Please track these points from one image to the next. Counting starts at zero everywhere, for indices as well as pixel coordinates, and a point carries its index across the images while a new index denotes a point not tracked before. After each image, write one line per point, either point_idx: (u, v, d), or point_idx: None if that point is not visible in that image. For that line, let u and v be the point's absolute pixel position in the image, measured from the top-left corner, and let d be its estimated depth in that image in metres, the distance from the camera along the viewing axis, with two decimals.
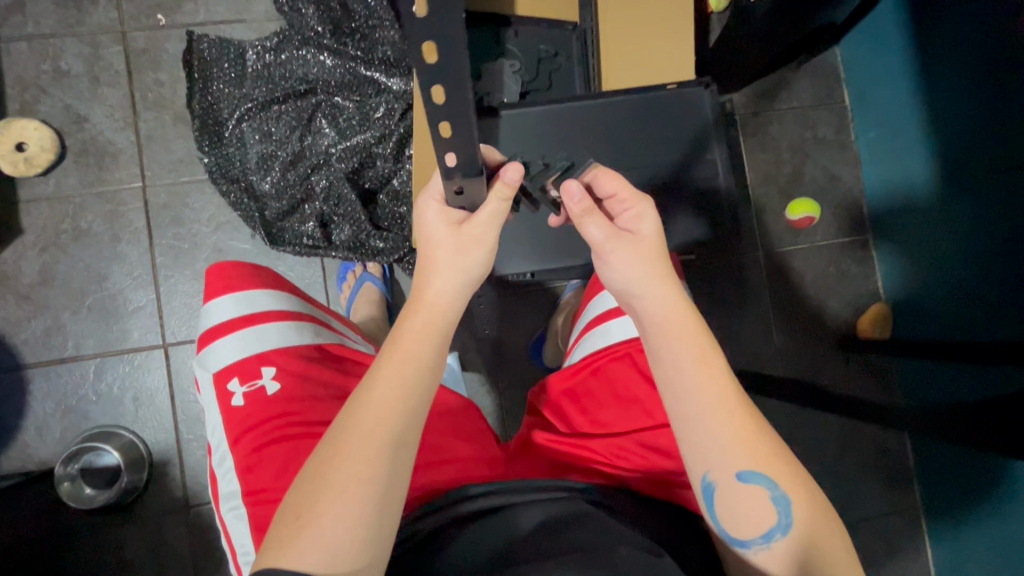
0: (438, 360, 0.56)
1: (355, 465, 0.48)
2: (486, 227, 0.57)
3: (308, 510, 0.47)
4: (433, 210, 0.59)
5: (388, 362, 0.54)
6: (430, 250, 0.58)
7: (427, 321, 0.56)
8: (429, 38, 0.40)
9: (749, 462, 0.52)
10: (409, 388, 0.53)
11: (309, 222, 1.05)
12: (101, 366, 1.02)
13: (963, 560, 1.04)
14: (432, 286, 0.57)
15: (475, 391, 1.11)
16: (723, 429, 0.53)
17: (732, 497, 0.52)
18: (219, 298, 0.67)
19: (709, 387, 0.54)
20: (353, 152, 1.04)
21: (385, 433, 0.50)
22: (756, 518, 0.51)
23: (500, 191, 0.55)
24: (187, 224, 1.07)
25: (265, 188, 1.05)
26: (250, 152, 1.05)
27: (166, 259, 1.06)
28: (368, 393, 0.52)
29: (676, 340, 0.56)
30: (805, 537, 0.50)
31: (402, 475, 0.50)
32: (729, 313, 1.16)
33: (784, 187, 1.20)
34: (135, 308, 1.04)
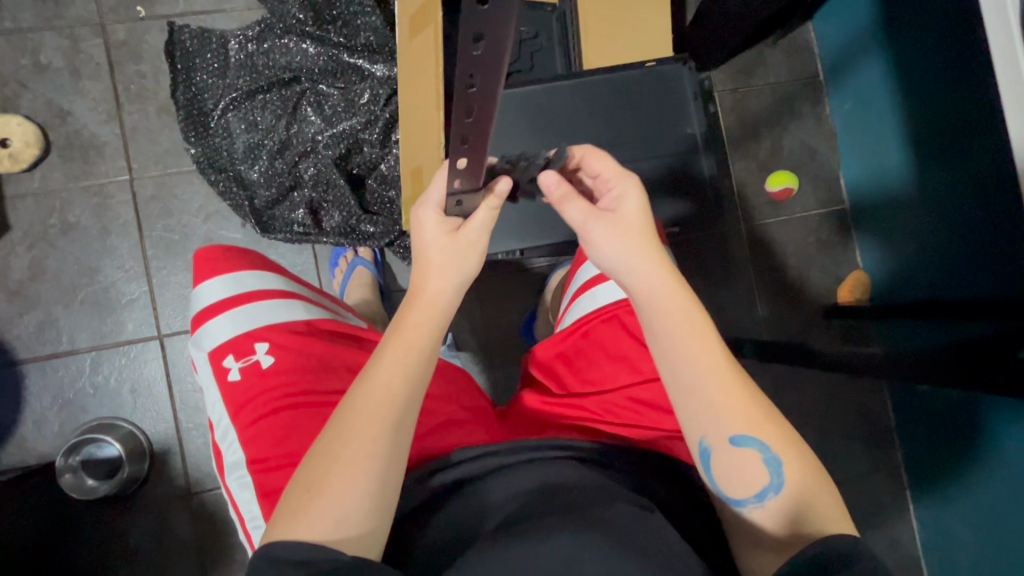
0: (438, 346, 0.59)
1: (363, 444, 0.51)
2: (479, 234, 0.60)
3: (323, 480, 0.50)
4: (431, 220, 0.60)
5: (397, 347, 0.56)
6: (424, 251, 0.60)
7: (433, 314, 0.59)
8: (474, 73, 0.43)
9: (738, 428, 0.55)
10: (412, 374, 0.55)
11: (300, 209, 1.06)
12: (97, 359, 1.03)
13: (946, 512, 1.09)
14: (431, 285, 0.59)
15: (469, 370, 1.13)
16: (712, 397, 0.56)
17: (728, 462, 0.56)
18: (207, 281, 0.69)
19: (698, 360, 0.57)
20: (340, 138, 1.06)
21: (389, 415, 0.53)
22: (750, 479, 0.55)
23: (491, 202, 0.59)
24: (176, 215, 1.07)
25: (254, 177, 1.06)
26: (238, 142, 1.06)
27: (157, 251, 1.06)
28: (374, 377, 0.55)
29: (667, 317, 0.58)
30: (793, 492, 0.54)
31: (404, 454, 0.53)
32: (714, 286, 1.20)
33: (763, 161, 1.23)
34: (127, 301, 1.04)
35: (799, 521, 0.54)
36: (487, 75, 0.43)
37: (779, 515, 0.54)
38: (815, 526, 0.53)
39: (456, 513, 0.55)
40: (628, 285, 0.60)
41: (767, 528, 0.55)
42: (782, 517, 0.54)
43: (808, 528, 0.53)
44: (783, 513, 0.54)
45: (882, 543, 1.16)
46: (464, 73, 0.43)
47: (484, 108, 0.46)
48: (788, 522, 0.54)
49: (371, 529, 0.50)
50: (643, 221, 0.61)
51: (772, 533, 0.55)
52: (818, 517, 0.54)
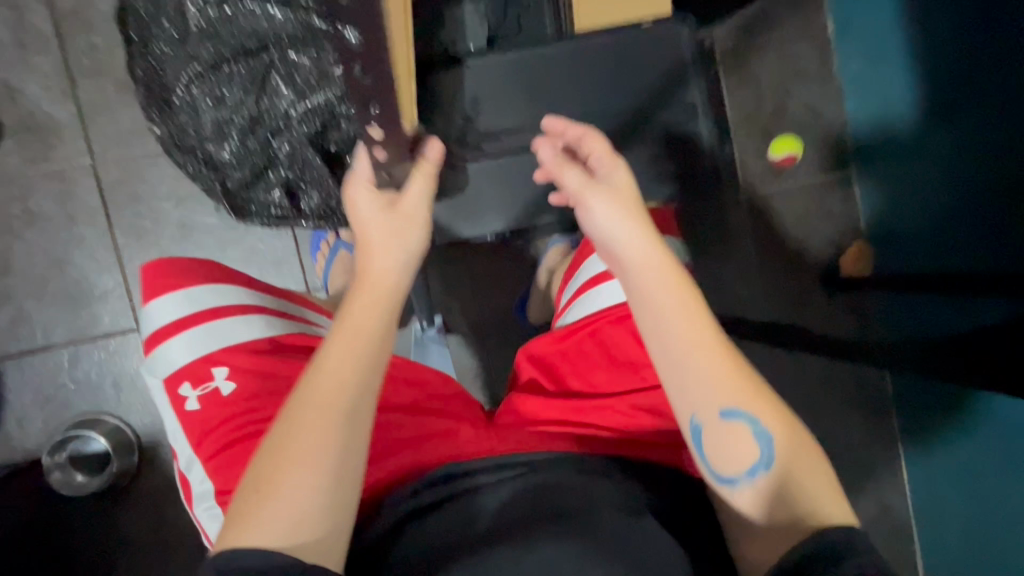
0: (390, 327, 0.55)
1: (312, 444, 0.49)
2: (419, 203, 0.60)
3: (268, 485, 0.48)
4: (362, 195, 0.59)
5: (335, 340, 0.53)
6: (364, 231, 0.58)
7: (376, 297, 0.55)
8: (357, 36, 0.48)
9: (722, 402, 0.53)
10: (361, 363, 0.52)
11: (276, 191, 1.00)
12: (76, 354, 0.99)
13: (939, 483, 1.10)
14: (375, 265, 0.56)
15: (462, 355, 1.10)
16: (696, 372, 0.53)
17: (718, 438, 0.53)
18: (157, 300, 0.63)
19: (690, 333, 0.53)
20: (315, 113, 0.98)
21: (337, 410, 0.50)
22: (741, 456, 0.53)
23: (423, 167, 0.61)
24: (145, 201, 1.01)
25: (225, 157, 1.00)
26: (205, 119, 0.99)
27: (128, 239, 1.01)
28: (313, 372, 0.51)
29: (661, 291, 0.54)
30: (780, 475, 0.52)
31: (359, 450, 0.51)
32: (712, 261, 1.16)
33: (766, 126, 1.16)
34: (101, 294, 1.00)
35: (790, 509, 0.52)
36: (365, 25, 0.46)
37: (768, 499, 0.53)
38: (808, 504, 0.52)
39: (444, 526, 0.53)
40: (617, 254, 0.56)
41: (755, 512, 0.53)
42: (770, 501, 0.52)
43: (796, 519, 0.52)
44: (772, 496, 0.52)
45: (876, 512, 1.18)
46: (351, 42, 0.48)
47: (372, 62, 0.50)
48: (777, 505, 0.52)
49: (328, 536, 0.49)
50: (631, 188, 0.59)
51: (763, 519, 0.53)
52: (815, 503, 0.52)
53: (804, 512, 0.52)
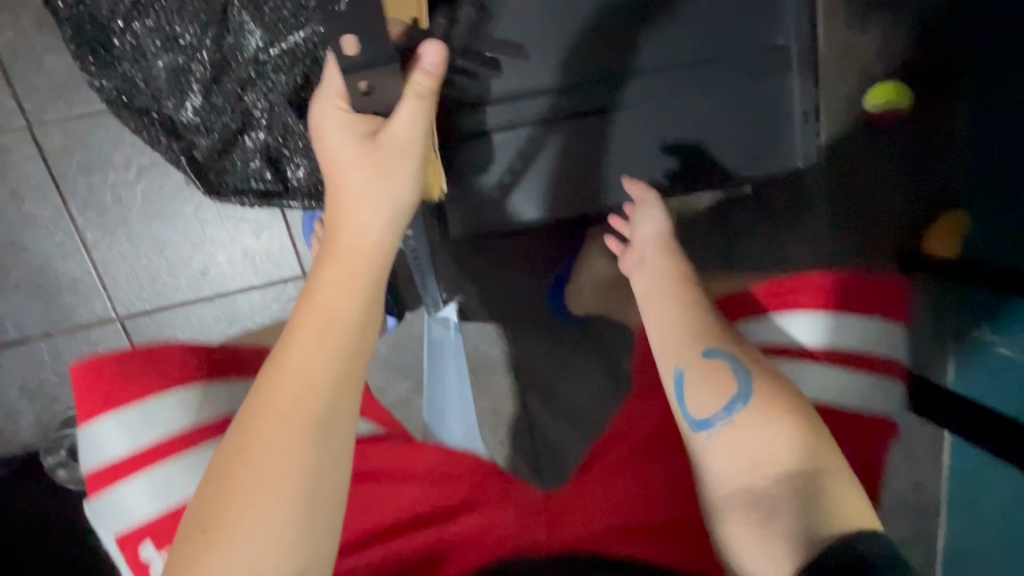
0: (367, 302, 0.51)
1: (272, 451, 0.44)
2: (405, 136, 0.53)
3: (223, 499, 0.43)
4: (335, 119, 0.54)
5: (303, 318, 0.49)
6: (340, 172, 0.53)
7: (347, 267, 0.51)
8: None
9: (697, 371, 0.59)
10: (329, 356, 0.48)
11: (254, 160, 0.83)
12: (55, 347, 0.90)
13: (957, 516, 0.93)
14: (345, 231, 0.52)
15: (482, 341, 1.00)
16: (667, 345, 0.61)
17: (700, 373, 0.59)
18: (99, 425, 0.59)
19: (672, 298, 0.64)
20: (293, 58, 0.80)
21: (303, 409, 0.46)
22: (716, 393, 0.57)
23: (417, 84, 0.52)
24: (100, 171, 0.84)
25: (188, 117, 0.81)
26: (157, 66, 0.79)
27: (89, 218, 0.85)
28: (280, 357, 0.48)
29: (665, 283, 0.66)
30: (778, 453, 0.53)
31: (328, 451, 0.46)
32: (775, 240, 0.98)
33: (864, 65, 0.93)
34: (71, 281, 0.87)
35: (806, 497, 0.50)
36: None
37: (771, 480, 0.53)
38: (806, 479, 0.51)
39: None
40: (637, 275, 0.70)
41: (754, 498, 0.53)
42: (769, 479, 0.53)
43: (823, 534, 0.47)
44: (772, 475, 0.53)
45: None
46: None
47: None
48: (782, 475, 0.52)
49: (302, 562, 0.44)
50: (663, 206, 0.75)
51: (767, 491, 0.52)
52: (831, 496, 0.50)
53: (825, 516, 0.48)
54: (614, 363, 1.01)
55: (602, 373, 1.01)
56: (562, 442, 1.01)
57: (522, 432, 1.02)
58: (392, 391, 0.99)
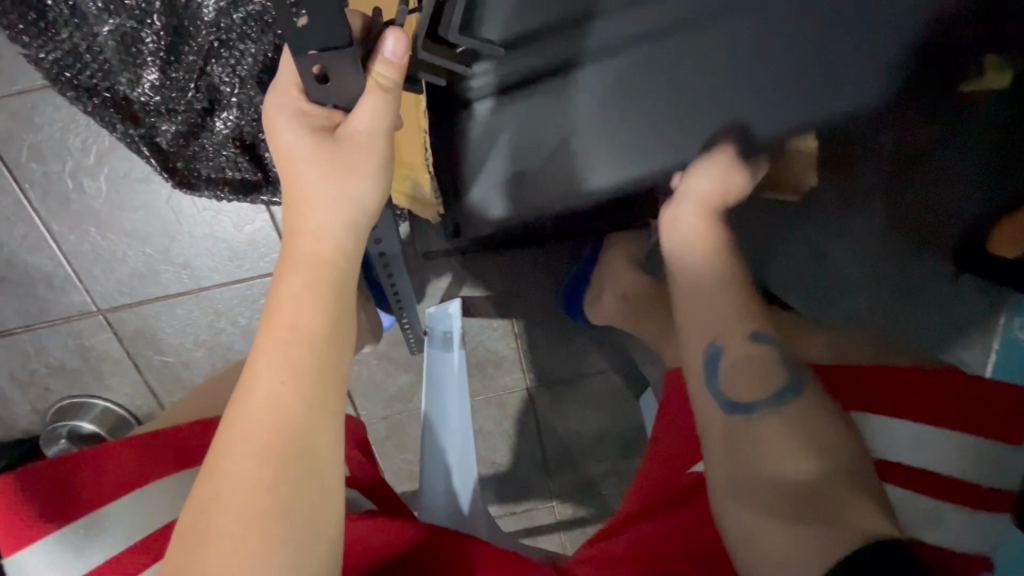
0: (339, 312, 0.42)
1: (248, 498, 0.35)
2: (371, 134, 0.43)
3: (197, 561, 0.34)
4: (290, 116, 0.43)
5: (267, 337, 0.40)
6: (296, 175, 0.43)
7: (313, 274, 0.42)
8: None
9: (738, 348, 0.49)
10: (305, 375, 0.39)
11: (226, 147, 0.72)
12: (39, 339, 0.85)
13: None
14: (308, 231, 0.42)
15: (487, 336, 0.95)
16: (713, 310, 0.52)
17: (733, 361, 0.49)
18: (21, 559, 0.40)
19: (712, 268, 0.55)
20: (261, 23, 0.66)
21: (282, 444, 0.37)
22: (752, 383, 0.47)
23: (381, 76, 0.41)
24: (55, 156, 0.74)
25: (144, 97, 0.69)
26: (100, 34, 0.66)
27: (50, 208, 0.77)
28: (248, 384, 0.39)
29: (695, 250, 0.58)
30: (810, 446, 0.43)
31: (317, 491, 0.37)
32: (811, 235, 0.89)
33: None
34: (44, 274, 0.81)
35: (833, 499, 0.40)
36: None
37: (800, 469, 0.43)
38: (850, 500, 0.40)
39: None
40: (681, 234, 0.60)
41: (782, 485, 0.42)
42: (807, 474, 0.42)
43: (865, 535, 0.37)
44: (808, 466, 0.42)
45: None
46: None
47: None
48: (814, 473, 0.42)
49: None
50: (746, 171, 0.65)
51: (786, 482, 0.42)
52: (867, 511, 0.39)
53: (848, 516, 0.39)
54: (620, 350, 0.99)
55: (607, 360, 0.99)
56: (563, 427, 1.01)
57: (527, 421, 1.00)
58: (393, 385, 0.95)
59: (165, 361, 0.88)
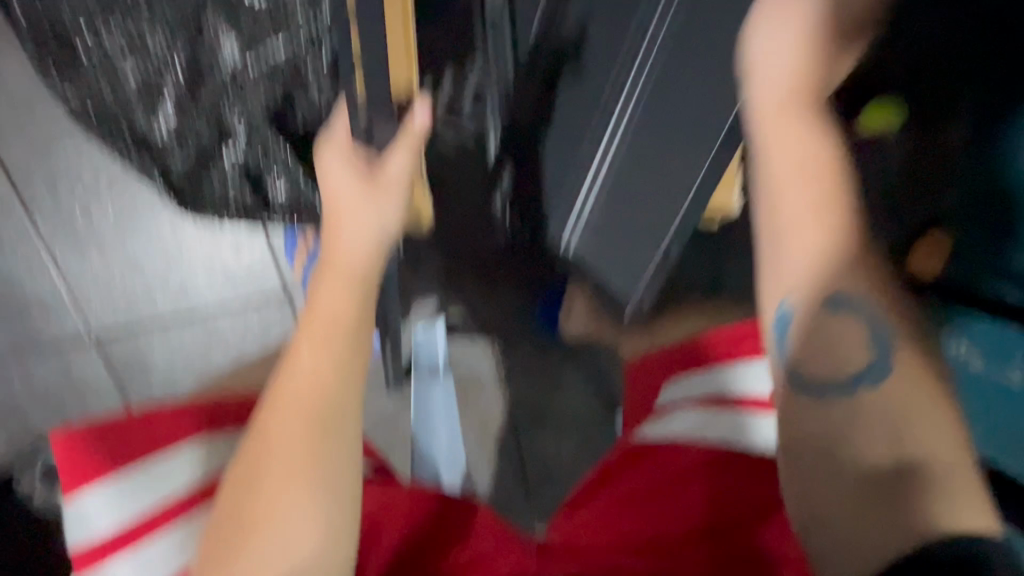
0: (365, 304, 0.51)
1: (293, 447, 0.43)
2: (400, 176, 0.52)
3: (251, 497, 0.42)
4: (338, 164, 0.53)
5: (311, 321, 0.48)
6: (338, 201, 0.52)
7: (347, 277, 0.50)
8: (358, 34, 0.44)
9: (820, 321, 0.45)
10: (339, 351, 0.47)
11: (233, 177, 0.79)
12: (24, 365, 0.86)
13: None
14: (344, 241, 0.52)
15: (469, 357, 1.00)
16: (800, 245, 0.45)
17: (818, 324, 0.44)
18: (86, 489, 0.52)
19: (805, 176, 0.45)
20: (273, 70, 0.74)
21: (320, 405, 0.45)
22: (839, 351, 0.44)
23: (408, 134, 0.51)
24: (69, 183, 0.81)
25: (160, 131, 0.76)
26: (125, 77, 0.74)
27: (56, 232, 0.82)
28: (292, 360, 0.47)
29: (791, 163, 0.46)
30: (898, 429, 0.40)
31: (346, 445, 0.45)
32: None
33: None
34: (39, 298, 0.84)
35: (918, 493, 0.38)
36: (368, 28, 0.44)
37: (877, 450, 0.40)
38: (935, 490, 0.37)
39: None
40: (770, 160, 0.47)
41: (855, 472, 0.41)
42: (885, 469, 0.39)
43: (929, 525, 0.36)
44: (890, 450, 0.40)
45: None
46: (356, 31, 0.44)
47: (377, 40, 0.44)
48: (892, 453, 0.40)
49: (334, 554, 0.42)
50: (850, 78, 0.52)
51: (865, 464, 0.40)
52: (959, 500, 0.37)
53: (933, 513, 0.36)
54: (596, 370, 1.03)
55: (582, 379, 1.04)
56: (543, 448, 1.04)
57: (507, 442, 1.03)
58: (378, 409, 0.98)
59: (151, 387, 0.89)
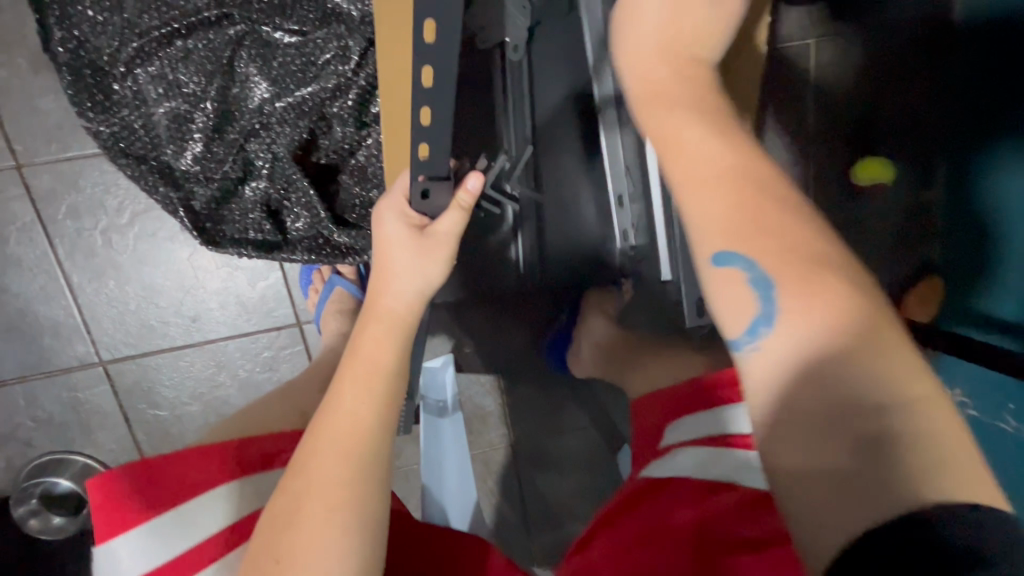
0: (404, 353, 0.53)
1: (332, 488, 0.45)
2: (449, 234, 0.56)
3: (289, 536, 0.43)
4: (393, 219, 0.56)
5: (354, 365, 0.51)
6: (386, 251, 0.55)
7: (389, 325, 0.53)
8: (424, 105, 0.51)
9: (739, 285, 0.36)
10: (380, 395, 0.50)
11: (254, 211, 0.82)
12: (31, 390, 0.86)
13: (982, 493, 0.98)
14: (390, 291, 0.54)
15: (475, 391, 1.02)
16: (693, 189, 0.39)
17: (719, 289, 0.37)
18: (119, 531, 0.51)
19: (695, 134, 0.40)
20: (299, 111, 0.78)
21: (360, 448, 0.47)
22: (751, 309, 0.35)
23: (461, 199, 0.56)
24: (91, 215, 0.82)
25: (187, 166, 0.79)
26: (156, 114, 0.77)
27: (73, 260, 0.83)
28: (333, 402, 0.49)
29: (671, 123, 0.41)
30: (844, 387, 0.32)
31: (380, 489, 0.47)
32: None
33: (851, 136, 0.97)
34: (53, 324, 0.84)
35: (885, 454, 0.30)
36: (439, 104, 0.51)
37: (816, 411, 0.32)
38: (904, 449, 0.30)
39: None
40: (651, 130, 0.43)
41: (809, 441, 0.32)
42: (846, 450, 0.31)
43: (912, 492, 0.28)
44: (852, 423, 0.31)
45: None
46: (417, 105, 0.51)
47: (441, 112, 0.51)
48: (842, 416, 0.31)
49: None
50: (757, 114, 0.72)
51: (811, 439, 0.32)
52: (938, 449, 0.29)
53: (912, 470, 0.29)
54: (599, 411, 1.05)
55: (585, 417, 1.05)
56: (545, 482, 1.05)
57: (510, 478, 1.04)
58: None
59: (158, 415, 0.90)
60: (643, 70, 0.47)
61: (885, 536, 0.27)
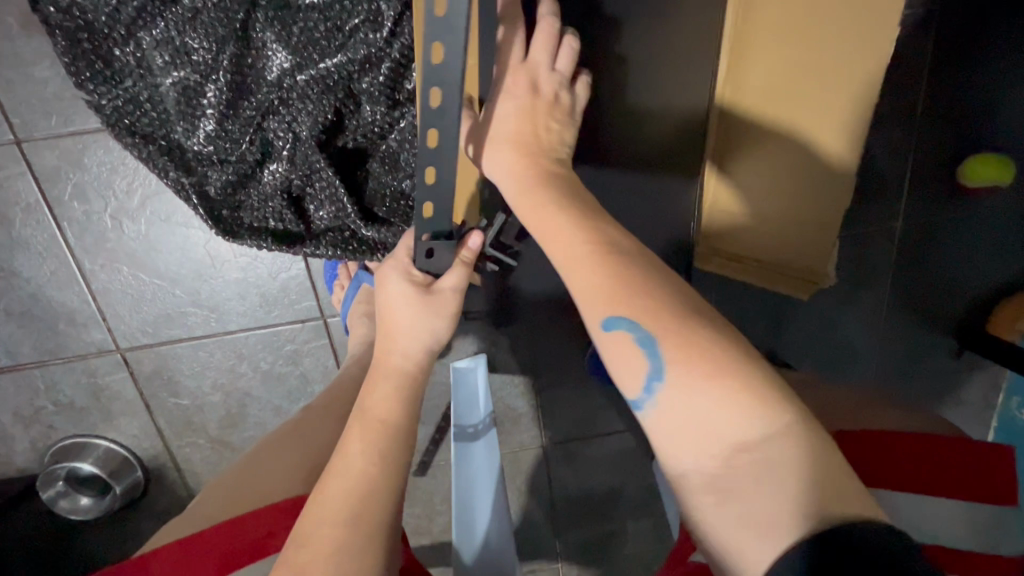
0: (411, 412, 0.51)
1: (336, 557, 0.41)
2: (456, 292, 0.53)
3: None
4: (396, 279, 0.53)
5: (362, 424, 0.49)
6: (392, 311, 0.53)
7: (396, 384, 0.52)
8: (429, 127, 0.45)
9: (627, 346, 0.40)
10: (388, 455, 0.48)
11: (273, 199, 0.73)
12: (50, 376, 0.83)
13: None
14: (398, 349, 0.52)
15: (507, 392, 0.95)
16: (575, 263, 0.44)
17: (616, 354, 0.40)
18: None
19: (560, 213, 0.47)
20: (322, 87, 0.67)
21: (365, 511, 0.44)
22: (637, 369, 0.39)
23: (464, 257, 0.54)
24: (99, 197, 0.75)
25: (199, 146, 0.70)
26: (163, 86, 0.68)
27: (83, 244, 0.77)
28: (341, 462, 0.47)
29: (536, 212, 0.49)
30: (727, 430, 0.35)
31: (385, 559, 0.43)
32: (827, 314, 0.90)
33: (965, 127, 0.82)
34: (67, 310, 0.80)
35: (779, 474, 0.34)
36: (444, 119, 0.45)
37: (716, 460, 0.36)
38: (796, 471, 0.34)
39: None
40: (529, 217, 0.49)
41: (717, 488, 0.35)
42: (759, 475, 0.34)
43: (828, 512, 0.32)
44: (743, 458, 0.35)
45: None
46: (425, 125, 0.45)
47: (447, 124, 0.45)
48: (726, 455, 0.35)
49: None
50: (865, 131, 0.66)
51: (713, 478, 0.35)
52: (817, 452, 0.34)
53: (821, 493, 0.33)
54: None
55: (622, 420, 0.98)
56: (575, 481, 1.00)
57: (539, 477, 1.00)
58: None
59: (180, 403, 0.86)
60: (506, 167, 0.53)
61: (830, 544, 0.31)
